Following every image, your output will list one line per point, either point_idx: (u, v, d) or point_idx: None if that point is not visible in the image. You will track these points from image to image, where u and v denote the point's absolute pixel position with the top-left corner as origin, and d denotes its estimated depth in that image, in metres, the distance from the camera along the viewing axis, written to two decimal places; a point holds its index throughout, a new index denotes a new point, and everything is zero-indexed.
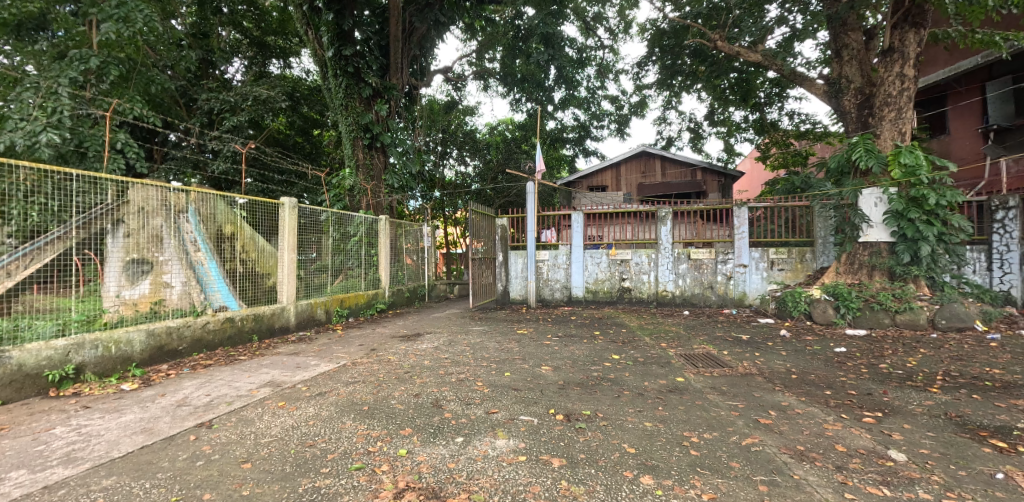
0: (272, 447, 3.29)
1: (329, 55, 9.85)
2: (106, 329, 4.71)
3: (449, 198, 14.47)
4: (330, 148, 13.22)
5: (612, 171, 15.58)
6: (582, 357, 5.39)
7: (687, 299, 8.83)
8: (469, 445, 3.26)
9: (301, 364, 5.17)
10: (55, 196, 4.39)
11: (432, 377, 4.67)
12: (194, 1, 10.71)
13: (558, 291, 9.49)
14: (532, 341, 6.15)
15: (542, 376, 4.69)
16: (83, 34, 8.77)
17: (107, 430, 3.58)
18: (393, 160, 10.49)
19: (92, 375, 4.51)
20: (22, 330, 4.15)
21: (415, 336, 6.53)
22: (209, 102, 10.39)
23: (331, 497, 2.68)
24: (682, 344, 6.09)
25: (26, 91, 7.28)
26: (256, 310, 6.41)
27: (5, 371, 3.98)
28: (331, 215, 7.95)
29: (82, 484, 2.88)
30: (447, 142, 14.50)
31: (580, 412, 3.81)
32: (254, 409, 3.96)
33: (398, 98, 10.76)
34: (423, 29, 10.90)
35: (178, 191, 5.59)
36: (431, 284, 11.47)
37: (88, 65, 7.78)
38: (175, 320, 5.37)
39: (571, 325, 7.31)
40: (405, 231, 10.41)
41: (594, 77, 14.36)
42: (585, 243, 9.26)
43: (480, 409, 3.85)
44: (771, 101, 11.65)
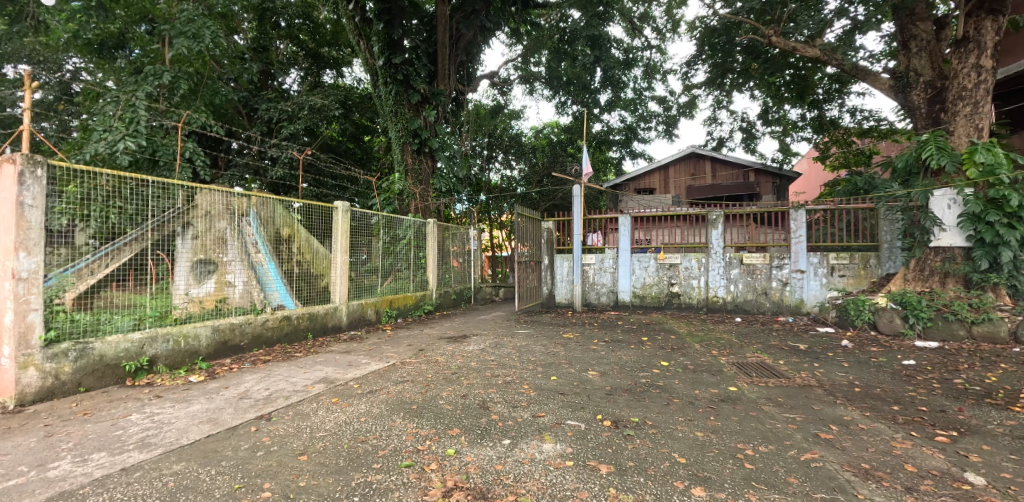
0: (327, 441, 3.41)
1: (380, 64, 10.16)
2: (176, 324, 5.05)
3: (494, 202, 14.56)
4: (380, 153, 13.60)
5: (659, 173, 15.25)
6: (629, 363, 5.28)
7: (739, 306, 8.49)
8: (516, 448, 3.25)
9: (353, 362, 5.33)
10: (132, 200, 4.75)
11: (478, 379, 4.70)
12: (255, 17, 11.36)
13: (604, 295, 9.36)
14: (578, 345, 6.08)
15: (588, 381, 4.63)
16: (157, 51, 9.44)
17: (177, 419, 3.83)
18: (441, 164, 10.71)
19: (164, 367, 4.84)
20: (103, 323, 4.50)
21: (462, 338, 6.62)
22: (269, 112, 10.99)
23: (382, 493, 2.74)
24: (735, 352, 5.86)
25: (109, 105, 7.94)
26: (310, 309, 6.69)
27: (89, 361, 4.33)
28: (381, 218, 8.20)
29: (155, 468, 3.09)
30: (493, 146, 14.67)
31: (628, 419, 3.73)
32: (309, 404, 4.12)
33: (445, 104, 10.96)
34: (469, 35, 11.06)
35: (240, 196, 5.93)
36: (476, 287, 11.60)
37: (161, 80, 8.41)
38: (237, 317, 5.69)
39: (617, 330, 7.16)
40: (452, 233, 10.58)
41: (641, 78, 14.13)
42: (632, 247, 9.08)
43: (526, 413, 3.84)
44: (831, 97, 11.08)
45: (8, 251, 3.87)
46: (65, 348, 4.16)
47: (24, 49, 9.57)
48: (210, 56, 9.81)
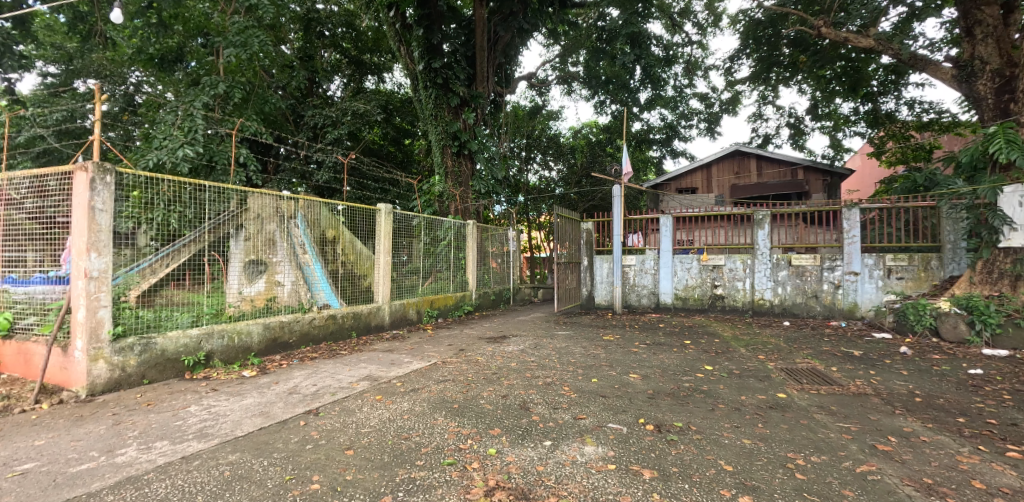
0: (372, 437, 3.50)
1: (420, 69, 10.37)
2: (230, 321, 5.31)
3: (532, 203, 14.56)
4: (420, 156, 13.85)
5: (702, 171, 14.84)
6: (672, 366, 5.16)
7: (787, 309, 8.15)
8: (557, 450, 3.23)
9: (396, 361, 5.45)
10: (191, 204, 5.01)
11: (519, 380, 4.70)
12: (301, 27, 11.82)
13: (645, 296, 9.19)
14: (619, 347, 5.99)
15: (630, 384, 4.55)
16: (211, 62, 9.96)
17: (232, 411, 4.02)
18: (480, 166, 10.81)
19: (220, 362, 5.10)
20: (164, 319, 4.77)
21: (502, 339, 6.65)
22: (314, 118, 11.39)
23: (426, 489, 2.78)
24: (785, 357, 5.62)
25: (169, 115, 8.44)
26: (355, 308, 6.89)
27: (152, 355, 4.60)
28: (422, 220, 8.35)
29: (212, 457, 3.25)
30: (531, 147, 14.68)
31: (672, 423, 3.64)
32: (355, 401, 4.24)
33: (484, 106, 11.05)
34: (507, 37, 11.10)
35: (289, 200, 6.18)
36: (515, 288, 11.65)
37: (217, 90, 8.87)
38: (286, 315, 5.92)
39: (659, 333, 7.00)
40: (491, 235, 10.65)
41: (682, 75, 13.84)
42: (674, 248, 8.88)
43: (567, 414, 3.81)
44: (887, 89, 10.48)
45: (81, 251, 4.16)
46: (131, 342, 4.43)
47: (93, 64, 10.28)
48: (260, 66, 10.26)
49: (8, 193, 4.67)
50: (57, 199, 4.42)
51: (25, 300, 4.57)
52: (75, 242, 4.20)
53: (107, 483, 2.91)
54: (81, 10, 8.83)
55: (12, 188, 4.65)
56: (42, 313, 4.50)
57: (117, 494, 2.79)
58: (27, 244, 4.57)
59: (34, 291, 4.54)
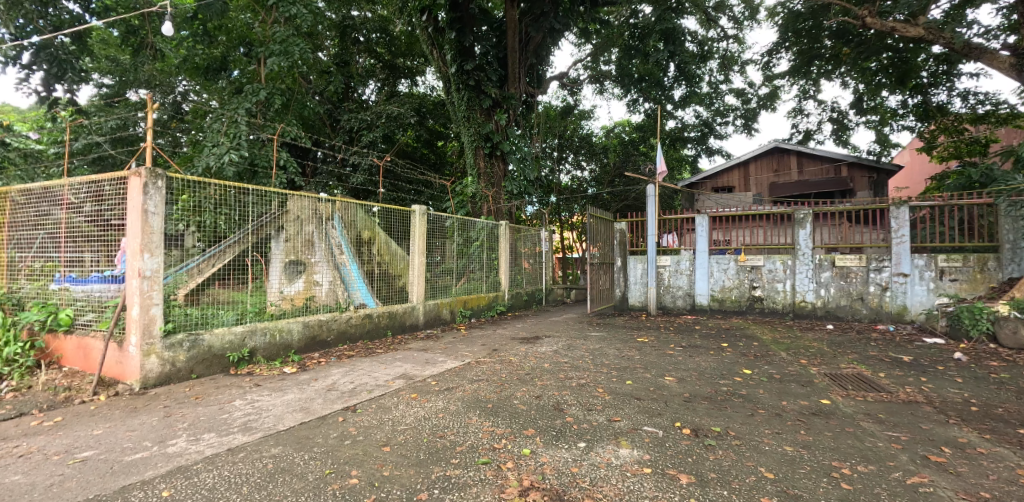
0: (408, 434, 3.56)
1: (452, 71, 10.47)
2: (272, 319, 5.51)
3: (564, 204, 14.49)
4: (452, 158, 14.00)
5: (739, 170, 14.44)
6: (709, 369, 5.04)
7: (831, 312, 7.84)
8: (592, 451, 3.21)
9: (430, 360, 5.53)
10: (236, 207, 5.22)
11: (553, 381, 4.69)
12: (337, 33, 12.13)
13: (680, 298, 9.00)
14: (654, 349, 5.90)
15: (666, 387, 4.47)
16: (253, 70, 10.35)
17: (274, 406, 4.17)
18: (512, 167, 10.86)
19: (262, 358, 5.30)
20: (211, 317, 4.98)
21: (534, 339, 6.65)
22: (350, 122, 11.69)
23: (461, 487, 2.81)
24: (828, 362, 5.41)
25: (215, 122, 8.82)
26: (390, 308, 7.03)
27: (200, 350, 4.82)
28: (455, 221, 8.44)
29: (256, 450, 3.38)
30: (564, 147, 14.64)
31: (709, 428, 3.55)
32: (391, 399, 4.32)
33: (516, 106, 11.09)
34: (538, 38, 11.09)
35: (326, 202, 6.36)
36: (548, 289, 11.62)
37: (259, 97, 9.23)
38: (324, 314, 6.10)
39: (695, 335, 6.85)
40: (523, 235, 10.67)
41: (717, 71, 13.51)
42: (710, 248, 8.67)
43: (602, 416, 3.77)
44: (937, 81, 9.96)
45: (135, 251, 4.39)
46: (180, 338, 4.65)
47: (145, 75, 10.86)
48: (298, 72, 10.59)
49: (68, 197, 4.97)
50: (113, 202, 4.69)
51: (84, 298, 4.87)
52: (131, 243, 4.43)
53: (160, 472, 3.06)
54: (133, 24, 9.33)
55: (71, 192, 4.94)
56: (99, 310, 4.77)
57: (169, 483, 2.94)
58: (84, 245, 4.86)
59: (91, 290, 4.84)
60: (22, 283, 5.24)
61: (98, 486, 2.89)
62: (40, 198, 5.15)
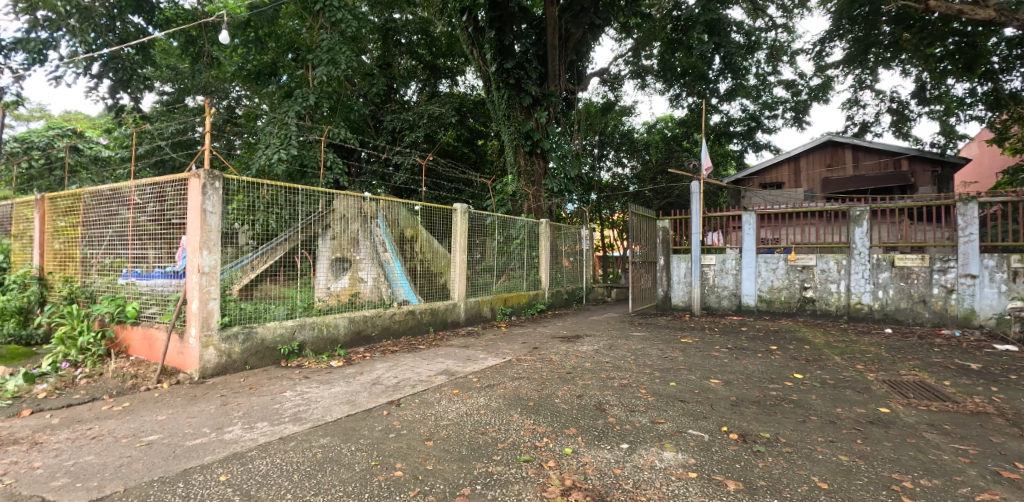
0: (450, 429, 3.62)
1: (493, 70, 10.52)
2: (320, 314, 5.71)
3: (605, 201, 14.33)
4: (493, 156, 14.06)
5: (789, 164, 13.85)
6: (757, 373, 4.87)
7: (889, 315, 7.41)
8: (635, 453, 3.16)
9: (472, 357, 5.59)
10: (286, 206, 5.42)
11: (594, 380, 4.65)
12: (380, 36, 12.41)
13: (725, 298, 8.71)
14: (698, 351, 5.75)
15: (711, 390, 4.34)
16: (302, 75, 10.76)
17: (322, 398, 4.32)
18: (553, 165, 10.85)
19: (310, 351, 5.52)
20: (263, 312, 5.22)
21: (575, 338, 6.61)
22: (394, 123, 11.96)
23: (503, 485, 2.83)
24: (887, 368, 5.12)
25: (268, 125, 9.23)
26: (432, 304, 7.17)
27: (253, 343, 5.05)
28: (495, 219, 8.50)
29: (306, 439, 3.52)
30: (605, 144, 14.48)
31: (758, 434, 3.42)
32: (434, 394, 4.41)
33: (556, 104, 11.04)
34: (579, 34, 11.02)
35: (371, 201, 6.52)
36: (589, 287, 11.52)
37: (308, 101, 9.61)
38: (369, 310, 6.27)
39: (742, 336, 6.63)
40: (564, 233, 10.62)
41: (765, 62, 13.00)
42: (758, 247, 8.36)
43: (645, 418, 3.71)
44: (1011, 66, 9.20)
45: (195, 249, 4.64)
46: (236, 331, 4.89)
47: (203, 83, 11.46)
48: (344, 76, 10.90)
49: (134, 197, 5.29)
50: (175, 203, 4.98)
51: (149, 292, 5.20)
52: (191, 241, 4.69)
53: (217, 457, 3.24)
54: (192, 35, 9.89)
55: (137, 193, 5.26)
56: (162, 303, 5.09)
57: (226, 468, 3.10)
58: (149, 243, 5.19)
59: (155, 285, 5.16)
60: (94, 278, 5.65)
61: (162, 468, 3.09)
62: (109, 199, 5.52)
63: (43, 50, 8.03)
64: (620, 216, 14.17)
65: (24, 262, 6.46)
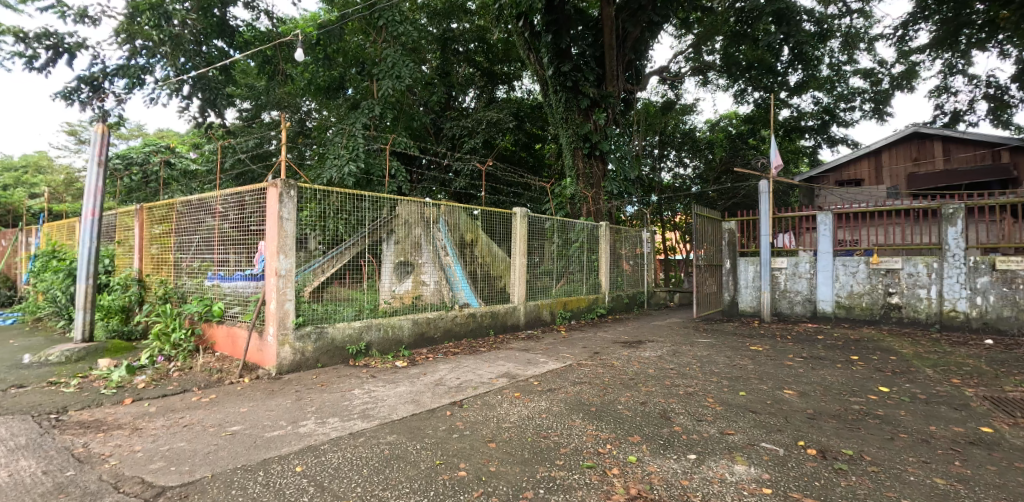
0: (512, 432, 3.66)
1: (550, 74, 10.52)
2: (385, 316, 5.97)
3: (666, 203, 13.97)
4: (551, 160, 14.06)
5: (869, 159, 12.89)
6: (837, 385, 4.55)
7: (990, 324, 6.70)
8: (703, 465, 3.05)
9: (532, 360, 5.61)
10: (354, 212, 5.69)
11: (658, 387, 4.53)
12: (439, 46, 12.74)
13: (798, 304, 8.20)
14: (770, 359, 5.45)
15: (785, 401, 4.12)
16: (367, 87, 11.26)
17: (388, 397, 4.50)
18: (612, 167, 10.72)
19: (377, 351, 5.78)
20: (334, 313, 5.52)
21: (637, 343, 6.48)
22: (453, 130, 12.27)
23: (567, 490, 2.82)
24: (989, 383, 4.63)
25: (337, 136, 9.76)
26: (493, 307, 7.30)
27: (325, 342, 5.35)
28: (554, 222, 8.51)
29: (374, 436, 3.68)
30: (665, 144, 14.23)
31: (839, 450, 3.20)
32: (495, 396, 4.47)
33: (615, 105, 10.90)
34: (637, 33, 10.81)
35: (432, 206, 6.70)
36: (650, 291, 11.22)
37: (373, 112, 10.07)
38: (432, 312, 6.48)
39: (818, 345, 6.23)
40: (624, 236, 10.43)
41: (839, 51, 12.16)
42: (835, 249, 7.82)
43: (713, 428, 3.57)
44: None
45: (273, 253, 4.98)
46: (309, 330, 5.20)
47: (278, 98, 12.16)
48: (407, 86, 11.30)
49: (219, 206, 5.75)
50: (255, 211, 5.37)
51: (231, 293, 5.63)
52: (269, 246, 5.03)
53: (293, 449, 3.45)
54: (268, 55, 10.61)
55: (222, 202, 5.72)
56: (244, 303, 5.49)
57: (302, 460, 3.30)
58: (231, 248, 5.62)
59: (237, 287, 5.58)
60: (185, 280, 6.19)
61: (245, 457, 3.33)
62: (198, 208, 6.04)
63: (141, 75, 8.90)
64: (682, 217, 14.13)
65: (127, 265, 7.18)
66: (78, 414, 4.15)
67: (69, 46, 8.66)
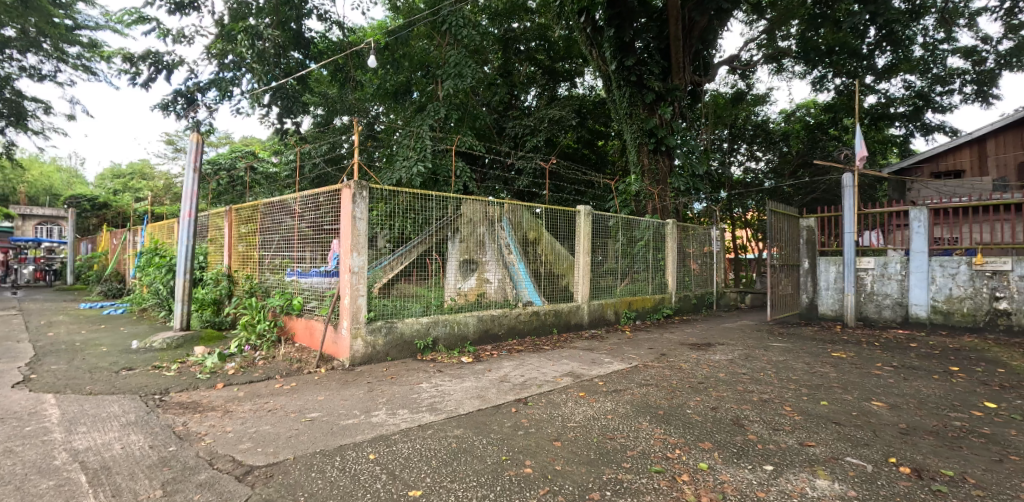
0: (577, 432, 3.67)
1: (613, 69, 10.33)
2: (451, 312, 6.16)
3: (737, 199, 13.37)
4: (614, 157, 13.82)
5: (972, 147, 11.68)
6: (934, 398, 4.18)
7: None
8: (781, 477, 2.91)
9: (596, 360, 5.58)
10: (421, 212, 5.89)
11: (730, 393, 4.37)
12: (501, 46, 12.86)
13: (887, 308, 7.58)
14: (854, 367, 5.10)
15: (873, 413, 3.84)
16: (432, 90, 11.58)
17: (455, 392, 4.66)
18: (679, 162, 10.37)
19: (444, 347, 5.98)
20: (404, 308, 5.77)
21: (706, 345, 6.28)
22: (515, 129, 12.33)
23: (635, 494, 2.80)
24: None
25: (405, 138, 10.13)
26: (556, 306, 7.31)
27: (395, 336, 5.60)
28: (618, 220, 8.38)
29: (441, 429, 3.82)
30: (736, 138, 13.63)
31: (937, 471, 2.94)
32: (560, 395, 4.50)
33: (681, 98, 10.55)
34: (704, 22, 10.41)
35: (496, 205, 6.80)
36: (720, 292, 10.78)
37: (439, 114, 10.43)
38: (496, 309, 6.60)
39: (912, 354, 5.73)
40: (691, 234, 10.08)
41: (935, 28, 11.04)
42: (931, 248, 7.16)
43: (791, 439, 3.40)
44: None
45: (347, 251, 5.25)
46: (380, 325, 5.47)
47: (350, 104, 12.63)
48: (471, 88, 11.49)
49: (297, 208, 6.16)
50: (329, 213, 5.70)
51: (309, 288, 6.01)
52: (343, 244, 5.30)
53: (367, 438, 3.66)
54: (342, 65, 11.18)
55: (300, 203, 6.12)
56: (320, 298, 5.85)
57: (375, 448, 3.49)
58: (307, 246, 6.01)
59: (313, 282, 5.94)
60: (268, 276, 6.69)
61: (323, 442, 3.58)
62: (279, 209, 6.48)
63: (231, 88, 9.67)
64: (754, 214, 13.53)
65: (218, 262, 7.85)
66: (178, 395, 4.62)
67: (167, 64, 9.54)
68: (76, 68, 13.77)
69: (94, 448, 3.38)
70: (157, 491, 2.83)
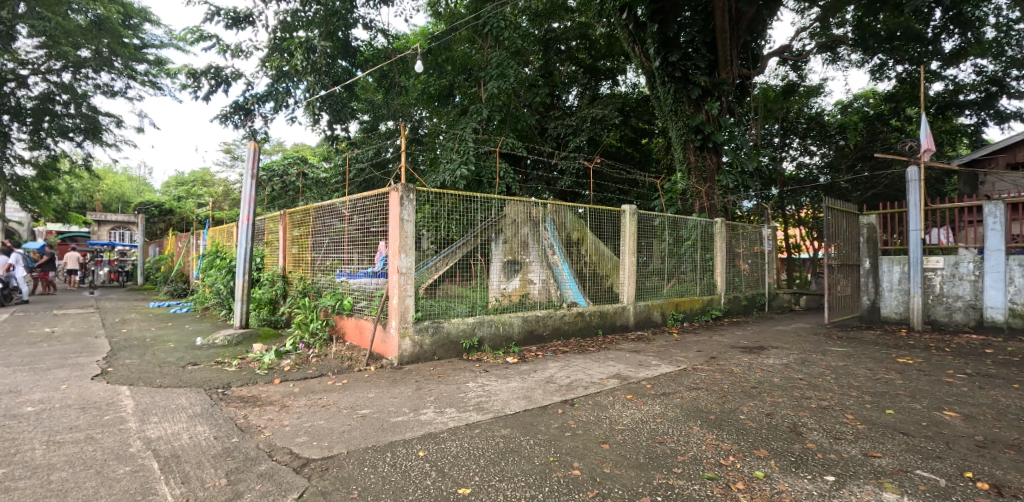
0: (626, 435, 3.66)
1: (657, 65, 10.14)
2: (496, 313, 6.25)
3: (788, 196, 13.07)
4: (659, 154, 13.54)
5: None
6: (1015, 409, 3.90)
7: None
8: (843, 488, 2.80)
9: (644, 363, 5.52)
10: (466, 213, 6.00)
11: (786, 399, 4.24)
12: (541, 48, 12.83)
13: (958, 311, 7.14)
14: (923, 375, 4.81)
15: (944, 424, 3.63)
16: (474, 93, 11.71)
17: (502, 392, 4.73)
18: (727, 159, 10.10)
19: (489, 347, 6.07)
20: (450, 308, 5.90)
21: (759, 349, 6.08)
22: (557, 129, 12.30)
23: (688, 500, 2.78)
24: None
25: (449, 140, 10.27)
26: (601, 307, 7.28)
27: (441, 335, 5.73)
28: (664, 220, 8.23)
29: (489, 428, 3.90)
30: (787, 132, 13.18)
31: (1019, 487, 2.75)
32: (607, 397, 4.49)
33: (729, 92, 10.22)
34: (752, 12, 10.06)
35: (539, 206, 6.83)
36: (772, 293, 10.41)
37: (481, 115, 10.55)
38: (541, 310, 6.65)
39: (988, 360, 5.35)
40: (741, 233, 9.77)
41: (1011, 6, 10.18)
42: (1008, 246, 6.66)
43: (854, 449, 3.27)
44: None
45: (395, 252, 5.40)
46: (426, 324, 5.62)
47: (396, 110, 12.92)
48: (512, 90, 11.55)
49: (347, 211, 6.40)
50: (377, 215, 5.88)
51: (358, 289, 6.22)
52: (392, 245, 5.47)
53: (417, 435, 3.78)
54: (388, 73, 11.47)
55: (349, 207, 6.35)
56: (369, 298, 6.05)
57: (425, 445, 3.60)
58: (356, 248, 6.23)
59: (362, 283, 6.15)
60: (320, 277, 6.97)
61: (375, 438, 3.72)
62: (330, 213, 6.74)
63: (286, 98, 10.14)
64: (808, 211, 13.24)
65: (274, 263, 8.25)
66: (239, 390, 4.92)
67: (226, 78, 10.09)
68: (144, 84, 14.76)
69: (165, 438, 3.66)
70: (222, 479, 3.03)
